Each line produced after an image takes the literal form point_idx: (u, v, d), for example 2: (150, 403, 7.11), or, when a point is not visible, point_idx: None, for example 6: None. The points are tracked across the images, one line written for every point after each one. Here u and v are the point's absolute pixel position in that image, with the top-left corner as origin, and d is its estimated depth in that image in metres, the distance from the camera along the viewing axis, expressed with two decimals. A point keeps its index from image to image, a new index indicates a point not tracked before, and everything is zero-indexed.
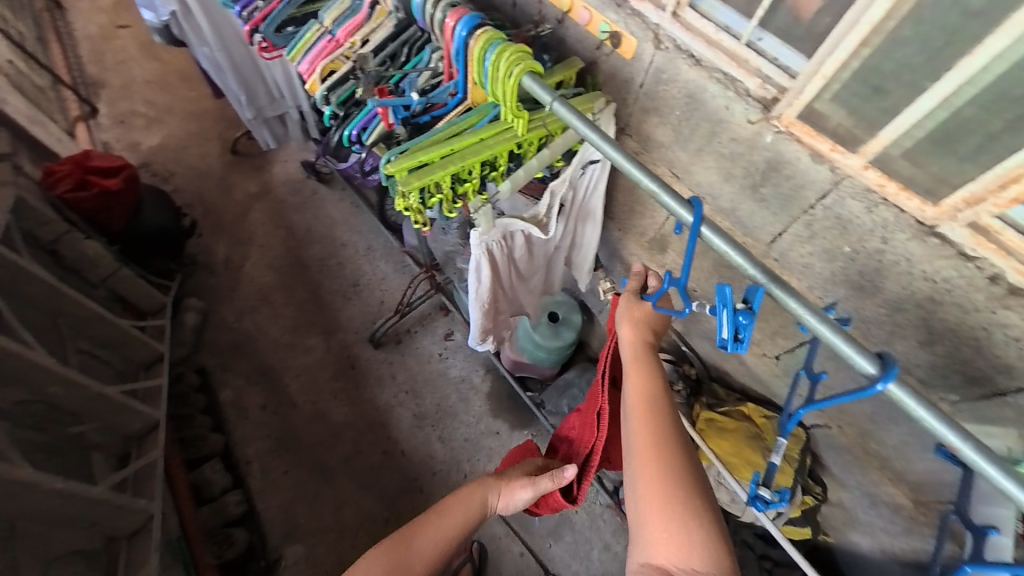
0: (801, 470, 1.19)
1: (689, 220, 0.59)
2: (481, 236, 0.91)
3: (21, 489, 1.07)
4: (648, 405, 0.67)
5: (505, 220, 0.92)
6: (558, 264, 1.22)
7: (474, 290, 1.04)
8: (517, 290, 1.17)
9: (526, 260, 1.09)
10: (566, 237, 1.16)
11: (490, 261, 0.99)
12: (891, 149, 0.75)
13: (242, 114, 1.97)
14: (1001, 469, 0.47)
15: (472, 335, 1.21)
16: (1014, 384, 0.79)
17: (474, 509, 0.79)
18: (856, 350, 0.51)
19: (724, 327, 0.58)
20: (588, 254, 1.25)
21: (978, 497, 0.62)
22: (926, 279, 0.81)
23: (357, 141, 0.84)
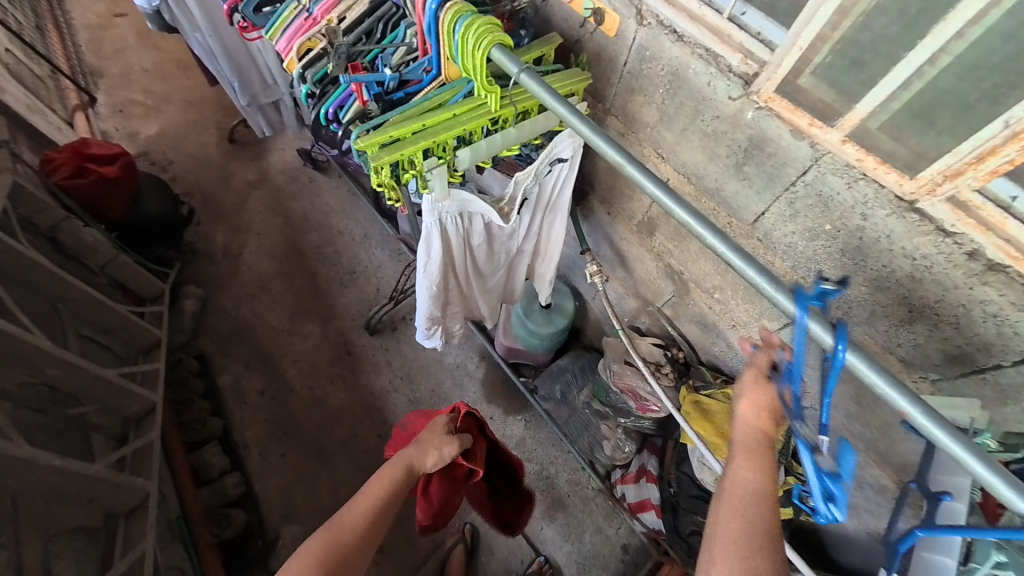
0: (785, 451, 1.20)
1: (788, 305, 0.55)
2: (436, 204, 0.89)
3: (20, 465, 1.10)
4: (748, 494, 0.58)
5: (463, 194, 0.90)
6: (520, 269, 1.27)
7: (422, 264, 1.02)
8: (471, 282, 1.19)
9: (483, 251, 1.10)
10: (531, 238, 1.17)
11: (444, 236, 0.97)
12: (870, 123, 0.74)
13: (236, 101, 1.98)
14: (950, 434, 0.48)
15: (417, 323, 1.20)
16: (993, 361, 0.79)
17: (401, 476, 0.84)
18: (826, 329, 0.55)
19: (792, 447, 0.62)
20: (551, 265, 1.27)
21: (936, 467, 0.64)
22: (906, 256, 0.80)
23: (334, 119, 0.85)
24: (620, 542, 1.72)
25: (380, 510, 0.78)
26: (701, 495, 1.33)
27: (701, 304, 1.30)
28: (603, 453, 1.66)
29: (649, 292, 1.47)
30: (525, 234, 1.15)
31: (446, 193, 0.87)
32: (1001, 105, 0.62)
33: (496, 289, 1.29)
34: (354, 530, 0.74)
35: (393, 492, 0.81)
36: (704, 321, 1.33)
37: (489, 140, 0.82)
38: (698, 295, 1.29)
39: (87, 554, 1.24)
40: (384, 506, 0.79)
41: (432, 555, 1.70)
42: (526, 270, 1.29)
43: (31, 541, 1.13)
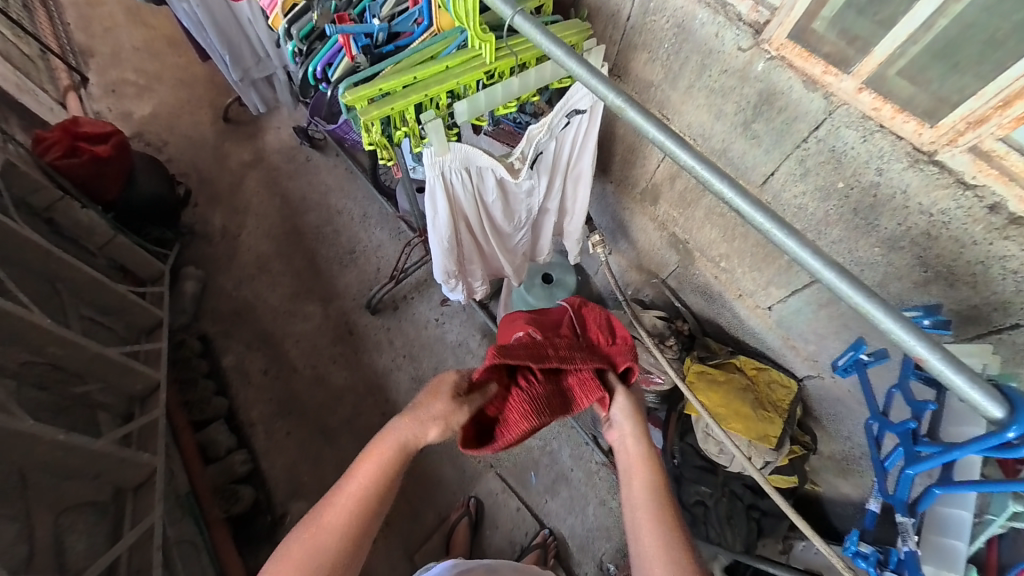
0: (790, 421, 1.19)
1: (1001, 418, 0.43)
2: (435, 158, 0.85)
3: (25, 440, 1.10)
4: (641, 475, 0.75)
5: (465, 147, 0.86)
6: (544, 228, 1.24)
7: (430, 220, 1.00)
8: (493, 241, 1.16)
9: (500, 209, 1.08)
10: (552, 197, 1.14)
11: (449, 193, 0.94)
12: (887, 68, 0.71)
13: (227, 76, 1.93)
14: (970, 379, 0.43)
15: (435, 271, 1.15)
16: (1010, 320, 0.76)
17: (392, 456, 0.72)
18: (953, 367, 0.43)
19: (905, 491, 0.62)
20: (578, 221, 1.22)
21: (947, 417, 0.62)
22: (922, 213, 0.77)
23: (324, 79, 0.82)
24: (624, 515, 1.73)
25: (364, 498, 0.69)
26: (705, 465, 1.33)
27: (706, 273, 1.27)
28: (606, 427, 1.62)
29: (653, 264, 1.45)
30: (546, 193, 1.12)
31: (444, 147, 0.84)
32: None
33: (523, 249, 1.27)
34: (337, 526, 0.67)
35: (381, 477, 0.70)
36: (709, 291, 1.31)
37: (489, 93, 0.78)
38: (703, 265, 1.26)
39: (97, 528, 1.25)
40: (365, 498, 0.69)
41: (437, 529, 1.72)
42: (551, 228, 1.26)
43: (43, 516, 1.14)
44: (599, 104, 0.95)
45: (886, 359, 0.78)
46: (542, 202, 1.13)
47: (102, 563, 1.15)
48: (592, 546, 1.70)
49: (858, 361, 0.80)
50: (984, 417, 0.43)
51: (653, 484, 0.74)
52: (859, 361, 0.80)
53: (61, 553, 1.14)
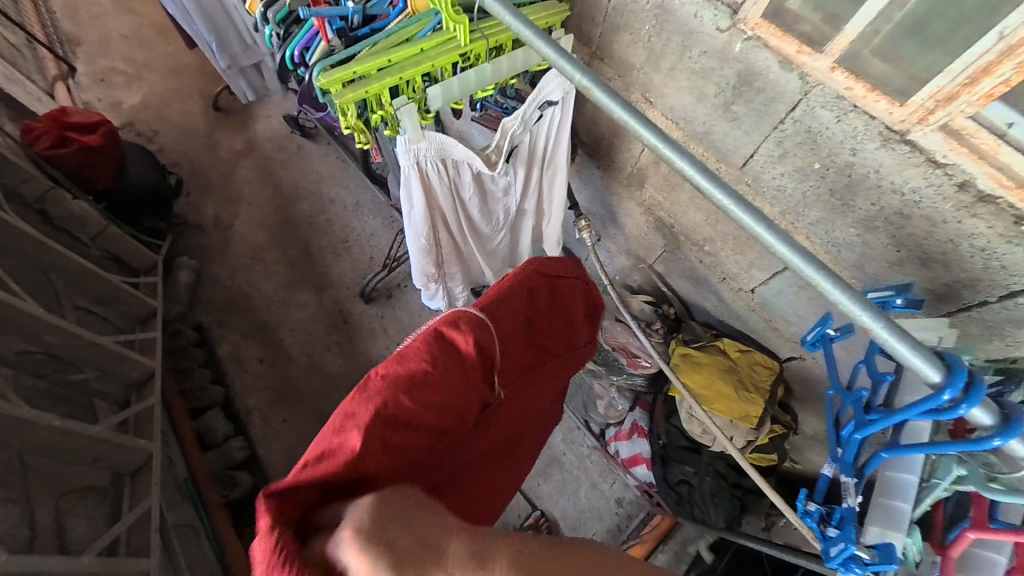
0: (771, 401, 1.22)
1: (941, 383, 0.44)
2: (409, 145, 0.86)
3: (22, 425, 1.12)
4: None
5: (440, 137, 0.88)
6: (522, 231, 1.26)
7: (406, 212, 0.99)
8: (470, 242, 1.17)
9: (477, 208, 1.09)
10: (529, 196, 1.15)
11: (425, 183, 0.95)
12: (860, 46, 0.71)
13: (215, 63, 1.92)
14: (913, 346, 0.44)
15: (414, 278, 1.17)
16: (978, 297, 0.78)
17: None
18: (898, 338, 0.45)
19: (848, 448, 0.61)
20: (556, 225, 1.24)
21: (900, 387, 0.62)
22: (894, 192, 0.78)
23: (301, 63, 0.83)
24: (614, 497, 1.76)
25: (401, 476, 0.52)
26: (690, 446, 1.36)
27: (692, 257, 1.28)
28: (597, 412, 1.66)
29: (641, 249, 1.46)
30: (523, 190, 1.12)
31: (419, 133, 0.85)
32: (990, 17, 0.60)
33: (502, 251, 1.29)
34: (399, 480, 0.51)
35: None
36: (696, 275, 1.32)
37: (463, 78, 0.80)
38: (688, 249, 1.27)
39: (98, 512, 1.28)
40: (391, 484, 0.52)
41: None
42: (529, 232, 1.27)
43: (43, 499, 1.16)
44: (570, 96, 0.96)
45: (852, 334, 0.75)
46: (519, 202, 1.14)
47: (103, 543, 1.18)
48: (584, 527, 1.73)
49: (825, 336, 0.77)
50: (923, 380, 0.45)
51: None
52: (826, 336, 0.77)
53: (62, 534, 1.16)
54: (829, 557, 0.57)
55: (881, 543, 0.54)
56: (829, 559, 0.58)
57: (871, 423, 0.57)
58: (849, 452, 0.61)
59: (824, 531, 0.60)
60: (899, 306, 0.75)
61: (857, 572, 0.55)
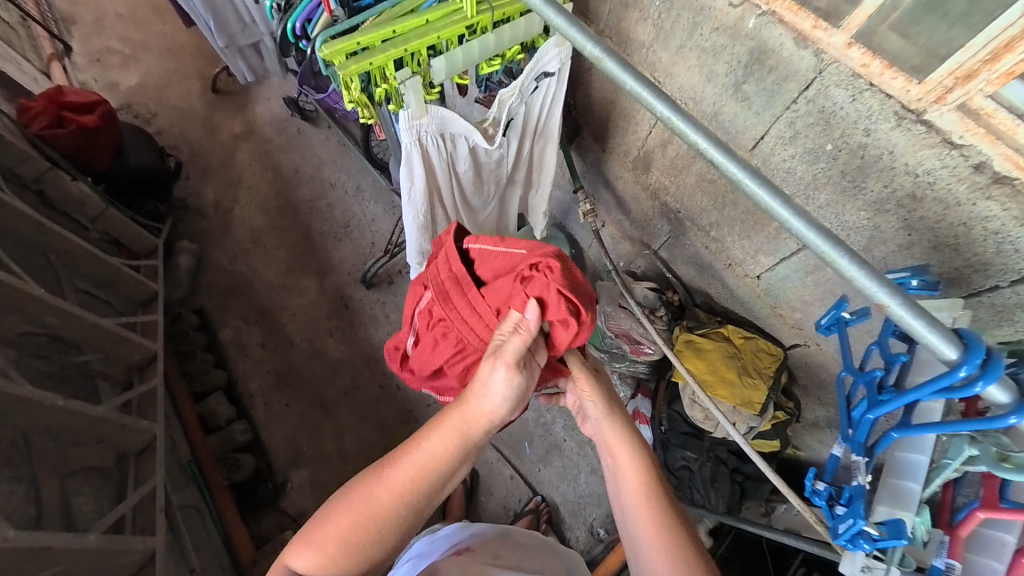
0: (774, 387, 1.21)
1: (956, 360, 0.44)
2: (412, 121, 0.85)
3: (25, 405, 1.12)
4: (637, 476, 0.75)
5: (441, 111, 0.87)
6: (512, 200, 1.23)
7: (406, 193, 0.97)
8: (463, 217, 1.15)
9: (472, 178, 1.06)
10: (520, 166, 1.13)
11: (425, 158, 0.93)
12: (878, 22, 0.69)
13: (213, 42, 1.88)
14: (928, 322, 0.44)
15: (409, 263, 1.12)
16: (990, 282, 0.77)
17: (454, 446, 0.68)
18: (915, 314, 0.44)
19: (863, 430, 0.59)
20: (542, 197, 1.25)
21: (910, 369, 0.61)
22: (908, 173, 0.76)
23: (302, 35, 0.87)
24: None
25: (384, 510, 0.66)
26: (691, 431, 1.34)
27: (697, 243, 1.27)
28: None
29: (645, 235, 1.45)
30: (515, 161, 1.11)
31: (422, 108, 0.83)
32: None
33: (492, 222, 1.24)
34: (395, 497, 0.66)
35: (424, 475, 0.67)
36: (700, 261, 1.31)
37: (465, 50, 0.80)
38: (694, 235, 1.26)
39: (103, 491, 1.30)
40: (381, 514, 0.66)
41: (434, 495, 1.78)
42: (517, 202, 1.25)
43: (48, 478, 1.17)
44: (566, 66, 0.96)
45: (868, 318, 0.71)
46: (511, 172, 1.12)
47: (109, 521, 1.19)
48: (584, 512, 1.75)
49: (839, 320, 0.73)
50: (938, 358, 0.45)
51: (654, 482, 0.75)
52: (841, 320, 0.73)
53: (68, 513, 1.18)
54: (837, 534, 0.56)
55: (890, 521, 0.53)
56: (836, 537, 0.57)
57: (883, 403, 0.56)
58: (863, 434, 0.59)
59: (833, 510, 0.58)
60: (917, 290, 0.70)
61: (864, 548, 0.53)
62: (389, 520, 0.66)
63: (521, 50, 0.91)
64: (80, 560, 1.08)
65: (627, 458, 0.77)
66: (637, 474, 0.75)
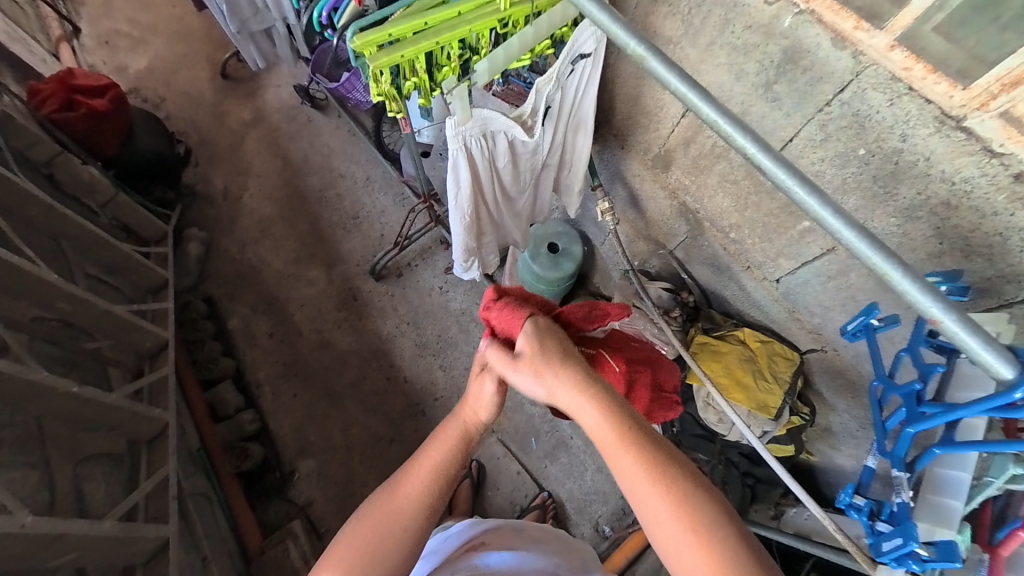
0: (790, 392, 1.20)
1: (1014, 380, 0.43)
2: (457, 128, 0.88)
3: (40, 391, 1.12)
4: (612, 427, 0.62)
5: (484, 113, 0.88)
6: (545, 186, 1.19)
7: (453, 193, 1.00)
8: (501, 210, 1.16)
9: (510, 173, 1.06)
10: (555, 151, 1.09)
11: (470, 161, 0.95)
12: (923, 24, 0.67)
13: (225, 27, 1.85)
14: (983, 339, 0.43)
15: (455, 259, 1.18)
16: (1021, 294, 0.75)
17: (457, 443, 0.70)
18: (970, 331, 0.43)
19: (903, 446, 0.58)
20: (578, 174, 1.18)
21: (954, 378, 0.61)
22: (943, 181, 0.75)
23: (328, 24, 0.86)
24: None
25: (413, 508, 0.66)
26: (704, 434, 1.33)
27: (715, 244, 1.25)
28: None
29: (661, 234, 1.43)
30: (549, 147, 1.08)
31: (467, 113, 0.87)
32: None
33: (525, 214, 1.25)
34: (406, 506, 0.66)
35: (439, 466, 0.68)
36: (717, 262, 1.30)
37: (505, 48, 0.80)
38: (713, 235, 1.24)
39: (115, 478, 1.30)
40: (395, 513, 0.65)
41: None
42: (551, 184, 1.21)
43: (62, 464, 1.18)
44: (602, 47, 0.93)
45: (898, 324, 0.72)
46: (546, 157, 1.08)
47: (122, 508, 1.20)
48: (589, 508, 1.76)
49: (867, 326, 0.73)
50: (993, 377, 0.44)
51: (635, 429, 0.62)
52: (869, 326, 0.73)
53: (81, 499, 1.18)
54: (881, 552, 0.55)
55: (938, 541, 0.52)
56: (879, 555, 0.56)
57: (927, 417, 0.55)
58: (903, 450, 0.58)
59: (875, 527, 0.58)
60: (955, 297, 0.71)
61: (915, 568, 0.53)
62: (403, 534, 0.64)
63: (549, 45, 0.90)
64: (94, 547, 1.08)
65: (591, 403, 0.65)
66: (607, 421, 0.63)
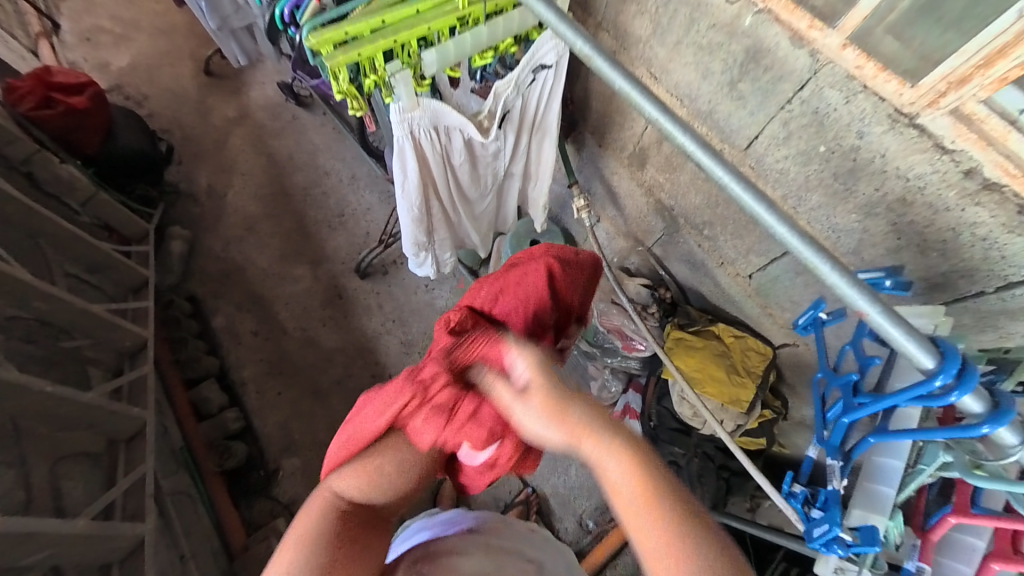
0: (762, 386, 1.22)
1: (935, 371, 0.44)
2: (403, 113, 0.87)
3: (14, 390, 1.12)
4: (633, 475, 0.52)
5: (434, 104, 0.89)
6: (510, 195, 1.23)
7: (399, 183, 1.00)
8: (459, 209, 1.16)
9: (468, 171, 1.06)
10: (518, 159, 1.11)
11: (419, 153, 0.95)
12: (874, 24, 0.68)
13: (206, 24, 1.84)
14: (905, 331, 0.44)
15: (404, 250, 1.17)
16: (975, 288, 0.77)
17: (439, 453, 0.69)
18: (892, 323, 0.44)
19: (836, 432, 0.60)
20: (543, 187, 1.20)
21: (892, 371, 0.62)
22: (899, 178, 0.76)
23: (291, 22, 0.85)
24: None
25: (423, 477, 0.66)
26: (680, 428, 1.36)
27: (690, 241, 1.27)
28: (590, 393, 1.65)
29: (640, 231, 1.44)
30: (512, 154, 1.09)
31: (413, 101, 0.85)
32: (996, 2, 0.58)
33: (489, 216, 1.26)
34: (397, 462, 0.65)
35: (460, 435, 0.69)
36: (693, 259, 1.31)
37: (458, 42, 0.79)
38: (688, 232, 1.25)
39: (93, 477, 1.30)
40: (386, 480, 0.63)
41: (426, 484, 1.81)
42: (517, 196, 1.24)
43: (38, 464, 1.17)
44: (565, 60, 0.94)
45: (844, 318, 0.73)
46: (508, 165, 1.11)
47: (100, 506, 1.20)
48: (573, 503, 1.77)
49: (816, 319, 0.75)
50: (915, 366, 0.45)
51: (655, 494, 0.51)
52: (818, 320, 0.75)
53: (59, 498, 1.18)
54: (812, 538, 0.57)
55: (865, 526, 0.54)
56: (811, 540, 0.58)
57: (860, 407, 0.57)
58: (836, 436, 0.60)
59: (810, 513, 0.60)
60: (896, 291, 0.72)
61: (838, 553, 0.55)
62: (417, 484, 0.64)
63: (513, 43, 0.90)
64: (70, 545, 1.08)
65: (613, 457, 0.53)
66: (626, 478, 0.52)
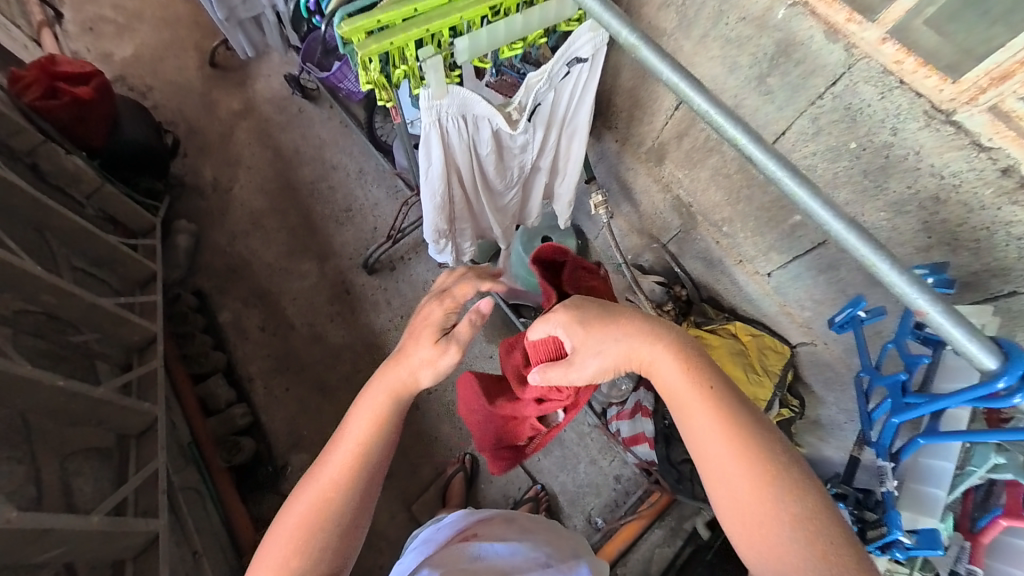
0: (780, 384, 1.22)
1: (998, 371, 0.45)
2: (432, 101, 0.84)
3: (25, 385, 1.10)
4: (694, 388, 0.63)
5: (463, 92, 0.86)
6: (534, 189, 1.21)
7: (423, 169, 0.98)
8: (483, 200, 1.15)
9: (495, 164, 1.05)
10: (546, 155, 1.10)
11: (445, 142, 0.94)
12: (914, 17, 0.67)
13: (213, 14, 1.81)
14: (968, 331, 0.45)
15: (426, 238, 1.17)
16: (1007, 288, 0.76)
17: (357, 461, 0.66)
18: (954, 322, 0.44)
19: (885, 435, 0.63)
20: (570, 184, 1.19)
21: (938, 372, 0.63)
22: (933, 175, 0.75)
23: (317, 11, 0.84)
24: (614, 473, 1.80)
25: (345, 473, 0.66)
26: None
27: (707, 238, 1.25)
28: (601, 391, 1.64)
29: (654, 228, 1.43)
30: (539, 149, 1.08)
31: (443, 89, 0.83)
32: None
33: (513, 209, 1.25)
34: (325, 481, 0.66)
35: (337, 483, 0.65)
36: (710, 256, 1.30)
37: (490, 31, 0.79)
38: (705, 229, 1.24)
39: (103, 472, 1.29)
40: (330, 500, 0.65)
41: (434, 481, 1.80)
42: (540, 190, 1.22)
43: (47, 460, 1.16)
44: (600, 54, 0.93)
45: (883, 316, 0.74)
46: (535, 159, 1.09)
47: (111, 503, 1.19)
48: (582, 501, 1.77)
49: (854, 317, 0.76)
50: (976, 367, 0.46)
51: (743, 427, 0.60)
52: (856, 317, 0.76)
53: (69, 494, 1.17)
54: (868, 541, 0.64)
55: (921, 529, 0.59)
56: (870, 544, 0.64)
57: (911, 407, 0.58)
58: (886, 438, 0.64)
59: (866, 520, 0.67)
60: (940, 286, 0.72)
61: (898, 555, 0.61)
62: (320, 535, 0.63)
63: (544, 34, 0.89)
64: (82, 541, 1.07)
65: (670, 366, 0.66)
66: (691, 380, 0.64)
